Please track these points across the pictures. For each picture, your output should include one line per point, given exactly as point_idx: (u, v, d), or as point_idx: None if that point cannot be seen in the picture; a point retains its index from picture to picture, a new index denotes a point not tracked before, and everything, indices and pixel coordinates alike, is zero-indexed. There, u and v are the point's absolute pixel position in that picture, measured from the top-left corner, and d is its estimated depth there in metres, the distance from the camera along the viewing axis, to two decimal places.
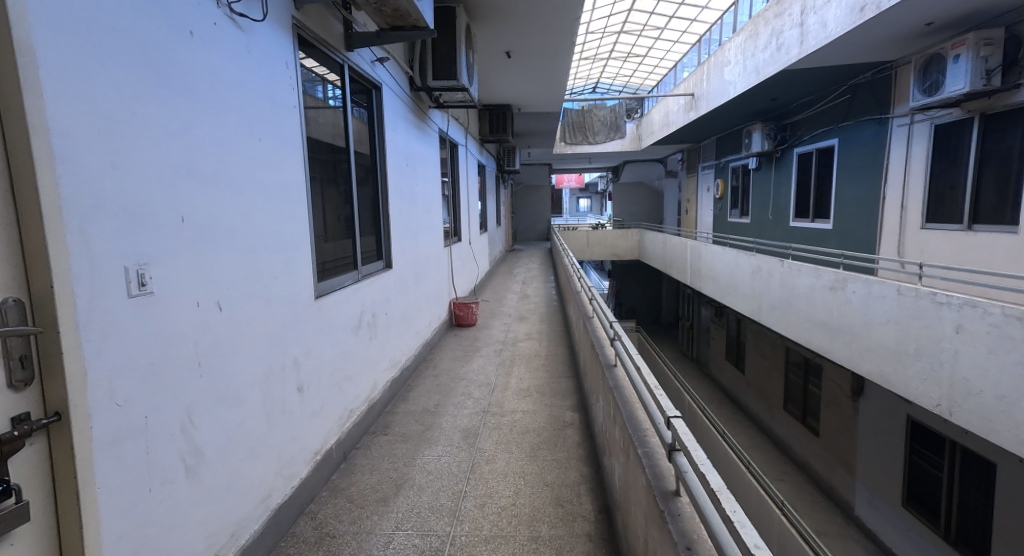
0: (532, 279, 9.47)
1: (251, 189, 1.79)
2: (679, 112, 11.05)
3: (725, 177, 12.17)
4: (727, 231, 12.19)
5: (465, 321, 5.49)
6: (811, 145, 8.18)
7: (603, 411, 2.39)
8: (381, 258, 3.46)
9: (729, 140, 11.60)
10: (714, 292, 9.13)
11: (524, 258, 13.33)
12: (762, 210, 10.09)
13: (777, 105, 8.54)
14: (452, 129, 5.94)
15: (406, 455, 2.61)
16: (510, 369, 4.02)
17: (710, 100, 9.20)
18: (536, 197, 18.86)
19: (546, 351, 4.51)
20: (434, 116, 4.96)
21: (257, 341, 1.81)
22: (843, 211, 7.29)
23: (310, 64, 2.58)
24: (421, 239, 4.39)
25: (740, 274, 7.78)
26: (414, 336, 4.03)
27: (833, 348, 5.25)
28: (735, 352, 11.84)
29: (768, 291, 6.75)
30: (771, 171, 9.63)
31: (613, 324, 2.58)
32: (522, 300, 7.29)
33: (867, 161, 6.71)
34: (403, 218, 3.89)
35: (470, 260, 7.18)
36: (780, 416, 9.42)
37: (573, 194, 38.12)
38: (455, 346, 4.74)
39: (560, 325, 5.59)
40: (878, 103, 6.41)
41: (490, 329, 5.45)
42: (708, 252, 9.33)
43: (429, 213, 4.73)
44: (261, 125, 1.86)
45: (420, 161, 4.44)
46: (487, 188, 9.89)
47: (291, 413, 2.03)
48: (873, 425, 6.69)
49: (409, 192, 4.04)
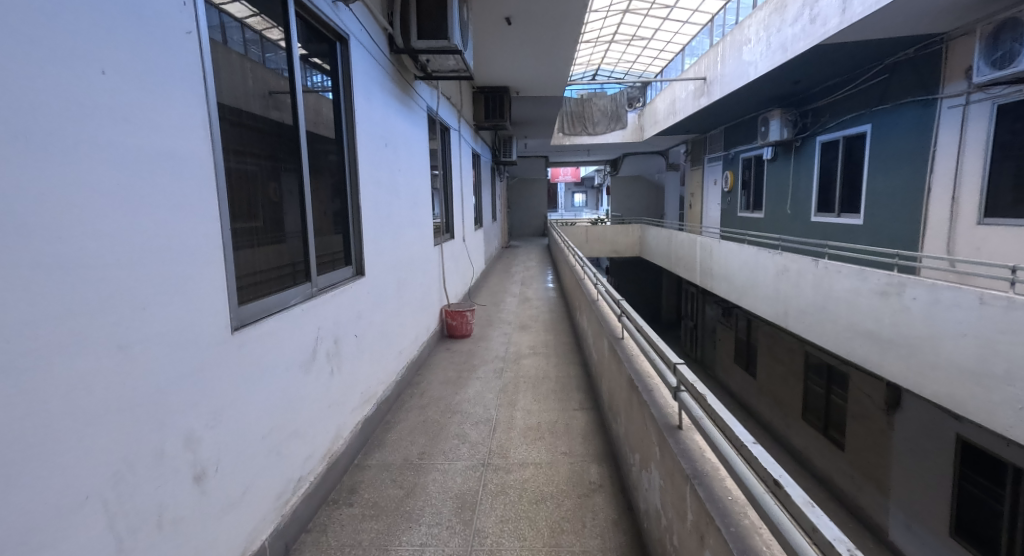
0: (530, 278, 8.74)
1: (82, 159, 1.05)
2: (688, 98, 10.33)
3: (735, 168, 11.45)
4: (736, 226, 11.52)
5: (459, 332, 4.75)
6: (837, 132, 7.48)
7: (663, 492, 1.66)
8: (351, 263, 2.69)
9: (740, 129, 10.89)
10: (728, 293, 8.43)
11: (522, 255, 12.58)
12: (778, 204, 9.38)
13: (799, 88, 7.82)
14: (442, 109, 5.16)
15: (377, 545, 1.85)
16: (514, 398, 3.27)
17: (724, 84, 8.47)
18: (532, 191, 18.09)
19: (556, 372, 3.77)
20: (421, 91, 4.19)
21: (85, 420, 1.03)
22: (877, 205, 6.61)
23: (241, 13, 1.83)
24: (405, 238, 3.62)
25: (760, 274, 7.09)
26: (396, 357, 3.28)
27: (883, 362, 4.57)
28: (745, 354, 11.20)
29: (798, 295, 6.05)
30: (789, 161, 8.93)
31: (677, 366, 1.85)
32: (522, 303, 6.57)
33: (905, 149, 6.03)
34: (382, 212, 3.12)
35: (463, 258, 6.41)
36: (797, 426, 8.79)
37: (568, 189, 37.54)
38: (447, 364, 3.98)
39: (568, 336, 4.86)
40: (923, 82, 5.72)
41: (488, 340, 4.71)
42: (721, 249, 8.63)
43: (416, 208, 3.96)
44: (109, 55, 1.12)
45: (405, 144, 3.67)
46: (481, 180, 9.12)
47: (184, 522, 1.28)
48: (910, 442, 6.04)
49: (390, 179, 3.28)
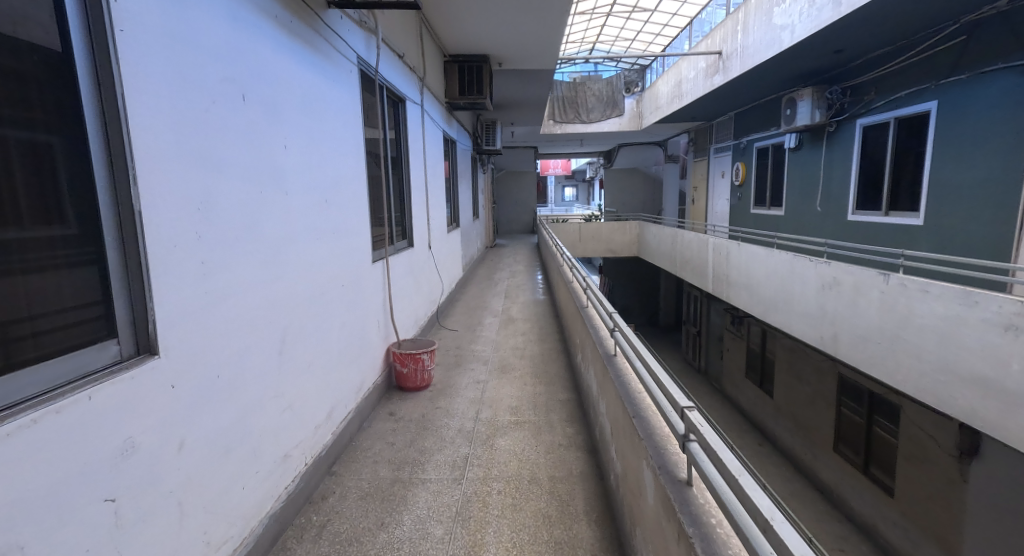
0: (515, 288, 7.40)
1: None
2: (697, 78, 9.06)
3: (748, 159, 10.17)
4: (748, 224, 10.27)
5: (410, 383, 3.39)
6: (885, 113, 6.23)
7: None
8: (120, 335, 1.26)
9: (755, 115, 9.64)
10: (750, 305, 7.15)
11: (508, 256, 11.25)
12: (805, 200, 8.10)
13: (840, 60, 6.53)
14: (390, 71, 3.78)
15: None
16: (479, 542, 1.91)
17: (744, 57, 7.20)
18: (520, 185, 16.70)
19: (549, 470, 2.39)
20: (347, 32, 2.80)
21: None
22: (944, 202, 5.36)
23: None
24: (303, 259, 2.22)
25: (795, 285, 5.82)
26: (274, 473, 1.90)
27: (1000, 421, 3.31)
28: (759, 369, 9.98)
29: (854, 316, 4.77)
30: (817, 150, 7.68)
31: None
32: (506, 325, 5.22)
33: (991, 131, 4.78)
34: (241, 222, 1.72)
35: (429, 270, 5.07)
36: (826, 457, 7.58)
37: (559, 183, 36.36)
38: (382, 450, 2.60)
39: (567, 386, 3.48)
40: (1019, 43, 4.48)
41: (454, 393, 3.37)
42: (742, 253, 7.34)
43: (331, 209, 2.56)
44: None
45: (303, 105, 2.24)
46: (458, 172, 7.71)
47: None
48: (990, 501, 4.80)
49: (258, 159, 1.84)
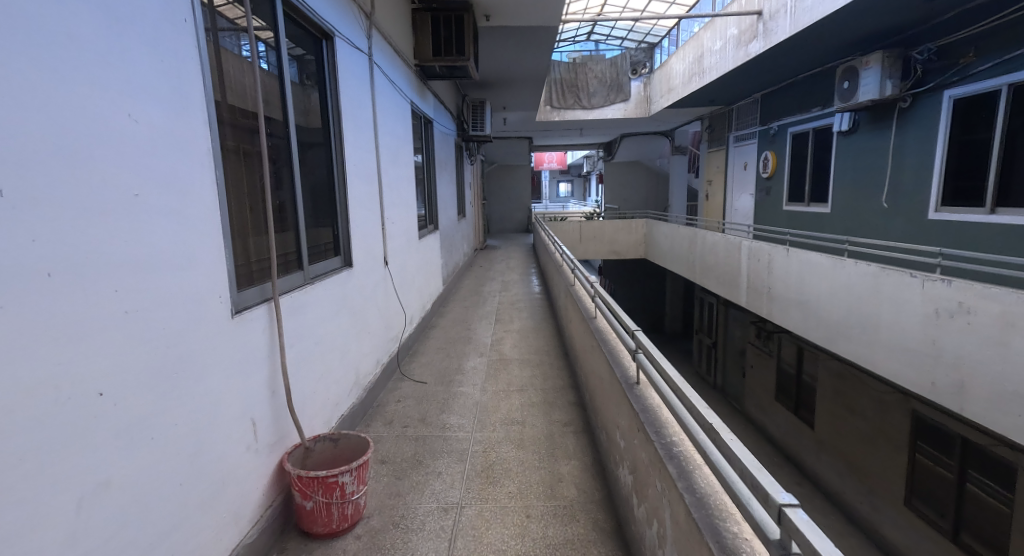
0: (507, 305, 5.88)
1: None
2: (725, 48, 7.55)
3: (779, 147, 8.72)
4: (779, 222, 8.83)
5: (317, 526, 1.87)
6: (992, 81, 4.78)
7: None
8: None
9: (792, 93, 8.15)
10: (803, 326, 5.69)
11: (500, 260, 9.73)
12: (862, 193, 6.63)
13: (926, 13, 5.07)
14: None
15: None
16: None
17: (797, 14, 5.70)
18: (513, 179, 15.16)
19: None
20: None
21: None
22: None
23: None
24: None
25: (882, 307, 4.35)
26: None
27: None
28: (793, 392, 8.56)
29: (997, 361, 3.31)
30: (880, 132, 6.23)
31: None
32: (495, 371, 3.70)
33: None
34: None
35: (385, 295, 3.54)
36: (891, 511, 6.15)
37: (553, 178, 35.13)
38: None
39: (604, 526, 1.96)
40: None
41: (397, 548, 1.85)
42: (789, 261, 5.86)
43: (32, 217, 1.00)
44: None
45: None
46: (436, 160, 6.14)
47: None
48: None
49: None
